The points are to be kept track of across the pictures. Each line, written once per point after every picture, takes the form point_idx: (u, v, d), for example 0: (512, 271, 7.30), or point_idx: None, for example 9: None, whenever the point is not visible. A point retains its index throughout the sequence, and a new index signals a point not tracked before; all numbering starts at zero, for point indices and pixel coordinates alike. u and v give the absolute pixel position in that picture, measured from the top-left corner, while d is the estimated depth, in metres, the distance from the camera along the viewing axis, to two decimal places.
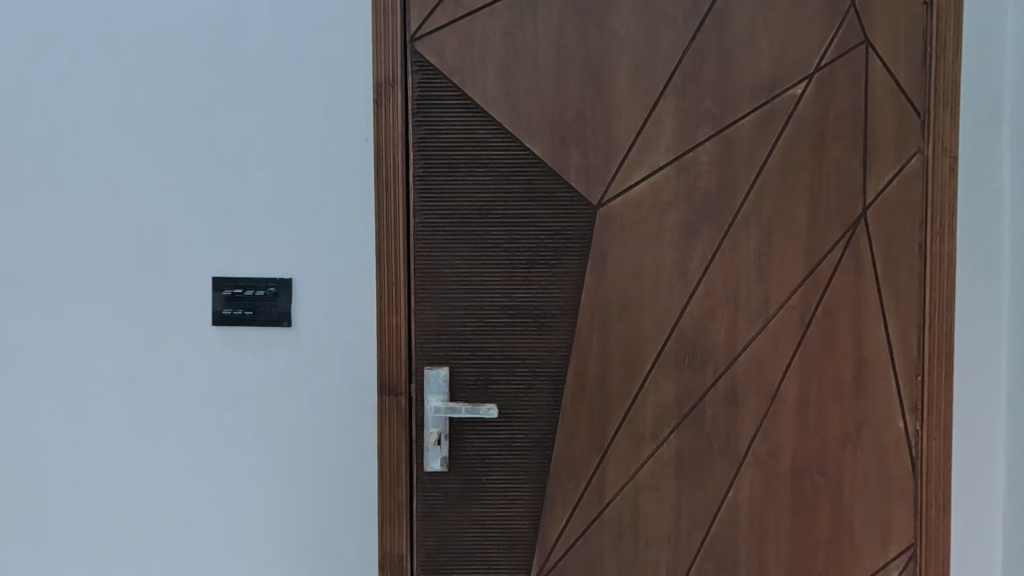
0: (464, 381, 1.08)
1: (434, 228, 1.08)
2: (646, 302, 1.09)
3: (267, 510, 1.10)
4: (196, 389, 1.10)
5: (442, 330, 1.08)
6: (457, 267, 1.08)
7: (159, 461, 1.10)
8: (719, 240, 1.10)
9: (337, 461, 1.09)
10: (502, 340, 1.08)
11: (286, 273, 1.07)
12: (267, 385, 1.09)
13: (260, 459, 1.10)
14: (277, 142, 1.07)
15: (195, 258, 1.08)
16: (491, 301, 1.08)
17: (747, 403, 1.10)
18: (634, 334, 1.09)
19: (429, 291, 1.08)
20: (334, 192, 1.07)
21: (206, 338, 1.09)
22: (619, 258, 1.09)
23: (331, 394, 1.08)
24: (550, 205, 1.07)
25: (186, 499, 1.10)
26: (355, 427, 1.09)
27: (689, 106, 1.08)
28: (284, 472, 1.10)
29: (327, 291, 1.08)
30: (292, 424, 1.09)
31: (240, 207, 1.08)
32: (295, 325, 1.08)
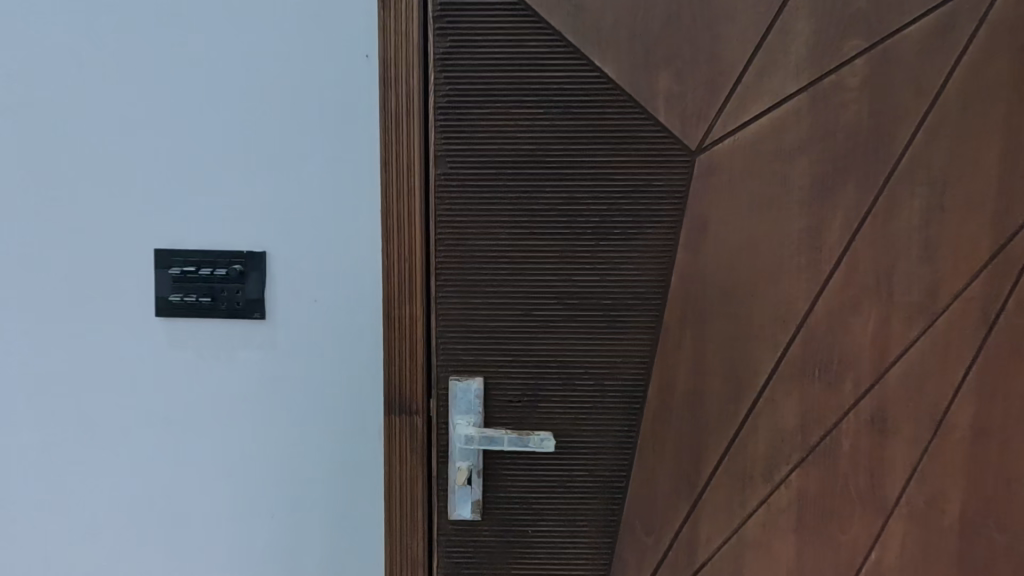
0: (504, 398, 0.78)
1: (462, 182, 0.76)
2: (761, 289, 0.77)
3: (239, 566, 0.82)
4: (138, 404, 0.80)
5: (473, 326, 0.77)
6: (494, 238, 0.76)
7: (93, 500, 0.82)
8: (870, 201, 0.77)
9: (330, 501, 0.80)
10: (559, 343, 0.77)
11: (258, 245, 0.77)
12: (233, 398, 0.79)
13: (226, 496, 0.81)
14: (242, 61, 0.76)
15: (131, 223, 0.78)
16: (543, 287, 0.76)
17: (899, 433, 0.78)
18: (743, 334, 0.78)
19: (455, 273, 0.77)
20: (324, 131, 0.77)
21: (147, 333, 0.79)
22: (726, 228, 0.77)
23: (321, 411, 0.79)
24: (629, 151, 0.76)
25: (131, 550, 0.82)
26: (355, 455, 0.80)
27: (833, 7, 0.74)
28: (258, 513, 0.81)
29: (314, 271, 0.77)
30: (269, 452, 0.80)
31: (192, 152, 0.77)
32: (271, 318, 0.77)
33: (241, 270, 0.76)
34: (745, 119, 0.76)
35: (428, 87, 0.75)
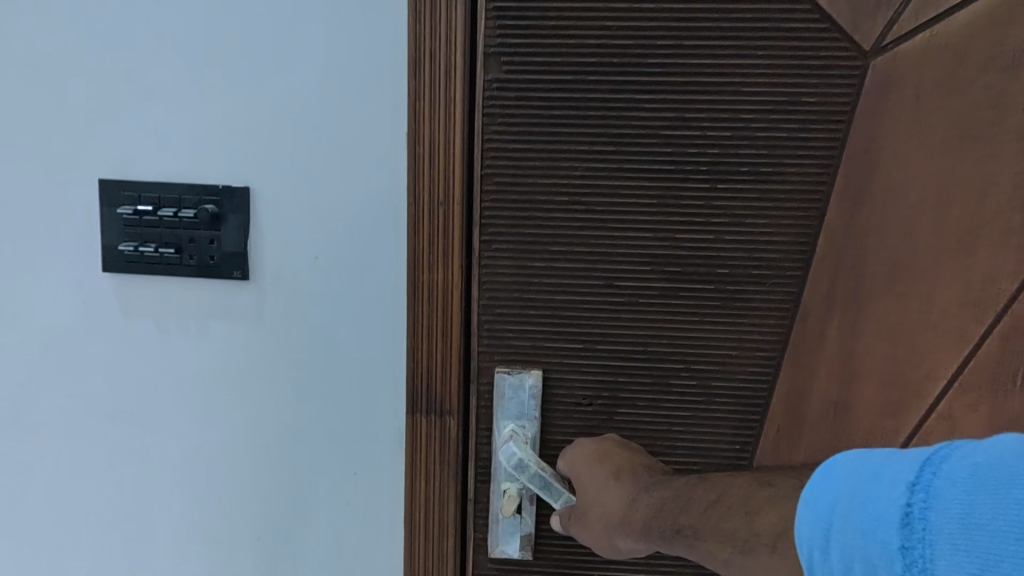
0: (570, 401, 0.61)
1: (519, 99, 0.55)
2: (948, 265, 0.52)
3: None
4: (85, 391, 0.60)
5: (528, 299, 0.58)
6: (565, 181, 0.56)
7: (34, 511, 0.63)
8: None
9: (334, 520, 0.62)
10: (650, 328, 0.60)
11: (240, 179, 0.56)
12: (208, 388, 0.60)
13: (199, 516, 0.62)
14: None
15: (69, 148, 0.57)
16: (631, 254, 0.58)
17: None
18: (914, 328, 0.54)
19: (510, 227, 0.57)
20: (325, 20, 0.54)
21: (94, 300, 0.59)
22: (904, 182, 0.54)
23: (322, 405, 0.59)
24: (763, 71, 0.56)
25: (83, 574, 0.64)
26: (365, 467, 0.60)
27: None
28: (242, 538, 0.63)
29: (315, 216, 0.57)
30: (255, 455, 0.61)
31: (150, 49, 0.55)
32: (257, 280, 0.57)
33: (214, 213, 0.56)
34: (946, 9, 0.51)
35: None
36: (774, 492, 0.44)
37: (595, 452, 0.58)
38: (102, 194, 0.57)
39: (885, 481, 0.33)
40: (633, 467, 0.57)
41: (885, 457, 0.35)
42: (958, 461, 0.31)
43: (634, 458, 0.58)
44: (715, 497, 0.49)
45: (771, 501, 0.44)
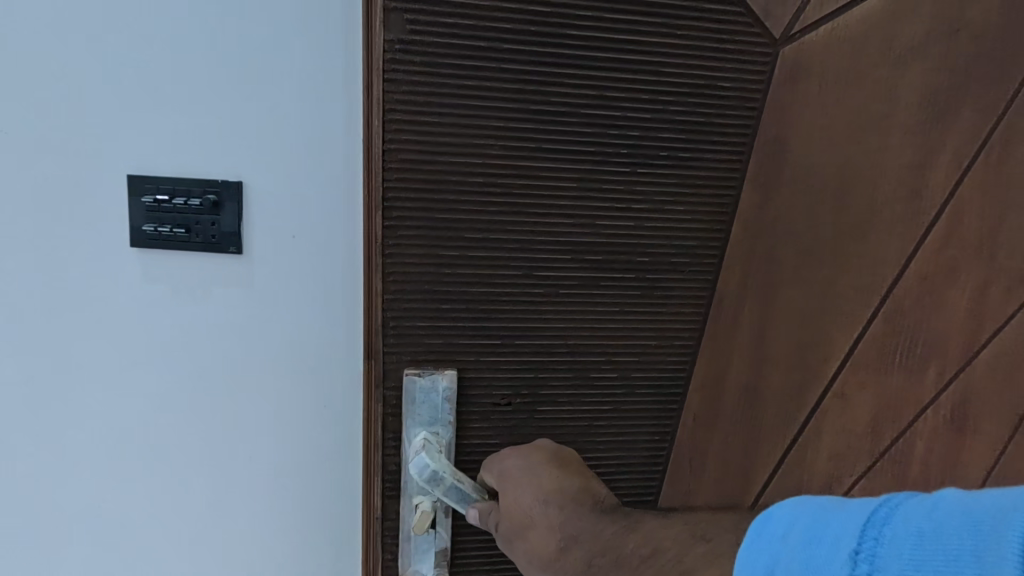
0: (490, 399, 0.79)
1: (415, 100, 0.68)
2: (848, 249, 0.77)
3: (226, 500, 0.83)
4: (115, 336, 0.76)
5: (441, 276, 0.73)
6: (467, 171, 0.70)
7: (69, 429, 0.79)
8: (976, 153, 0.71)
9: (311, 438, 0.82)
10: (557, 322, 0.78)
11: (235, 173, 0.72)
12: (216, 335, 0.77)
13: (210, 433, 0.81)
14: None
15: (101, 141, 0.71)
16: (553, 248, 0.75)
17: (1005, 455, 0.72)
18: (820, 304, 0.79)
19: (416, 209, 0.70)
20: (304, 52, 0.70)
21: (120, 266, 0.74)
22: (800, 189, 0.77)
23: (307, 352, 0.79)
24: (644, 97, 0.73)
25: (113, 482, 0.81)
26: (337, 392, 0.80)
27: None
28: (241, 449, 0.81)
29: (292, 203, 0.73)
30: (254, 391, 0.80)
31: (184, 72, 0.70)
32: (249, 253, 0.74)
33: (215, 201, 0.71)
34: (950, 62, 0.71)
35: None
36: (709, 548, 0.51)
37: (527, 479, 0.71)
38: (127, 185, 0.72)
39: (829, 540, 0.37)
40: (562, 497, 0.67)
41: (826, 512, 0.39)
42: (901, 525, 0.35)
43: (562, 484, 0.69)
44: (648, 550, 0.57)
45: (707, 558, 0.50)
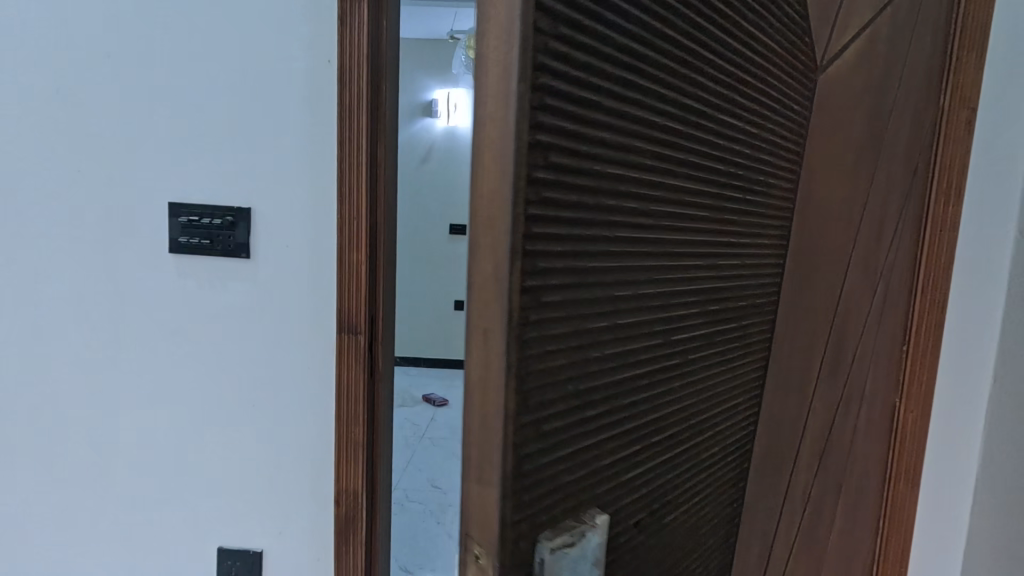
0: (619, 538, 0.45)
1: (570, 76, 0.33)
2: (811, 276, 0.70)
3: (232, 462, 1.01)
4: (157, 322, 0.98)
5: (565, 408, 0.37)
6: (607, 209, 0.38)
7: (122, 405, 1.00)
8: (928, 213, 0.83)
9: (294, 412, 1.00)
10: (690, 411, 0.52)
11: (247, 202, 0.95)
12: (229, 323, 0.98)
13: (220, 405, 1.00)
14: (241, 57, 0.92)
15: (153, 181, 0.95)
16: (691, 288, 0.48)
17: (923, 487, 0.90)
18: (789, 344, 0.70)
19: (567, 265, 0.36)
20: (294, 115, 0.93)
21: (162, 268, 0.97)
22: (812, 209, 0.69)
23: (291, 337, 0.98)
24: (705, 138, 0.45)
25: (146, 441, 1.01)
26: (316, 374, 0.99)
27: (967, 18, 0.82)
28: (243, 420, 1.00)
29: (286, 223, 0.96)
30: (256, 369, 0.99)
31: (215, 125, 0.94)
32: (255, 258, 0.96)
33: (232, 220, 0.95)
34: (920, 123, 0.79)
35: (379, 63, 0.93)
36: None
37: None
38: (170, 209, 0.96)
39: None
40: None
41: None
42: None
43: None
44: None
45: None
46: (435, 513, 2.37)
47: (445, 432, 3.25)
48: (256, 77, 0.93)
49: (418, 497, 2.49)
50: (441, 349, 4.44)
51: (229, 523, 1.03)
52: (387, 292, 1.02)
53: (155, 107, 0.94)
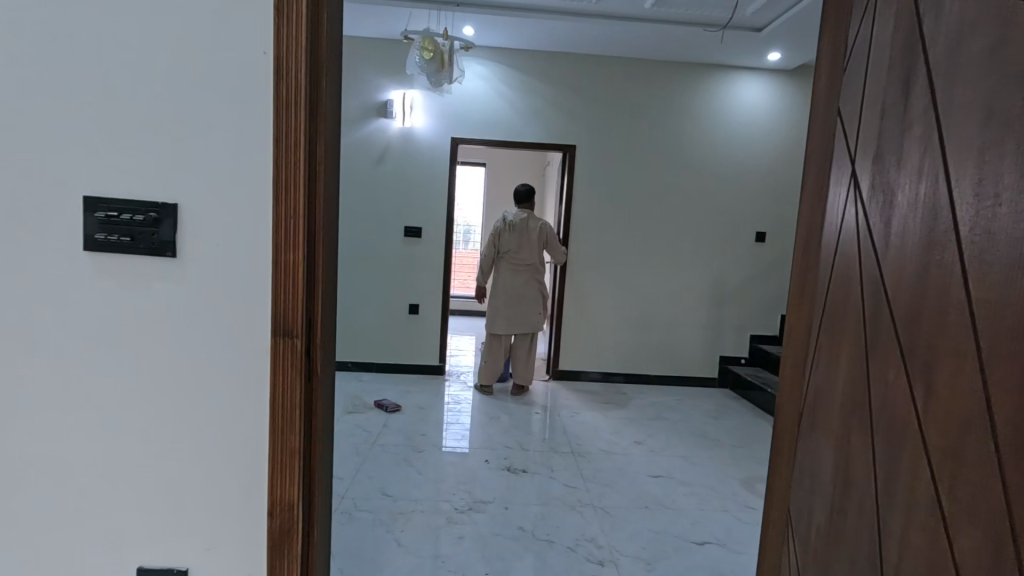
0: None
1: None
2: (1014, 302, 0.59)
3: (158, 473, 0.95)
4: (72, 324, 0.91)
5: None
6: None
7: (34, 416, 0.93)
8: (836, 231, 0.93)
9: (226, 421, 0.94)
10: None
11: (173, 198, 0.90)
12: (152, 325, 0.92)
13: (144, 414, 0.94)
14: (170, 44, 0.87)
15: (68, 173, 0.88)
16: None
17: (776, 458, 1.07)
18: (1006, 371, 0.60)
19: None
20: (227, 109, 0.88)
21: (77, 266, 0.90)
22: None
23: (222, 340, 0.93)
24: None
25: (60, 452, 0.94)
26: (250, 380, 0.94)
27: (838, 67, 0.94)
28: (169, 429, 0.94)
29: (217, 220, 0.91)
30: (183, 375, 0.93)
31: (137, 116, 0.88)
32: (182, 257, 0.91)
33: (156, 216, 0.90)
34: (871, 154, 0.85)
35: (317, 55, 0.90)
36: None
37: None
38: (86, 204, 0.89)
39: None
40: None
41: None
42: None
43: None
44: None
45: None
46: (385, 523, 2.31)
47: (397, 438, 3.18)
48: (183, 66, 0.87)
49: (368, 506, 2.42)
50: (395, 352, 4.36)
51: (156, 539, 0.96)
52: (325, 294, 0.99)
53: (70, 95, 0.87)
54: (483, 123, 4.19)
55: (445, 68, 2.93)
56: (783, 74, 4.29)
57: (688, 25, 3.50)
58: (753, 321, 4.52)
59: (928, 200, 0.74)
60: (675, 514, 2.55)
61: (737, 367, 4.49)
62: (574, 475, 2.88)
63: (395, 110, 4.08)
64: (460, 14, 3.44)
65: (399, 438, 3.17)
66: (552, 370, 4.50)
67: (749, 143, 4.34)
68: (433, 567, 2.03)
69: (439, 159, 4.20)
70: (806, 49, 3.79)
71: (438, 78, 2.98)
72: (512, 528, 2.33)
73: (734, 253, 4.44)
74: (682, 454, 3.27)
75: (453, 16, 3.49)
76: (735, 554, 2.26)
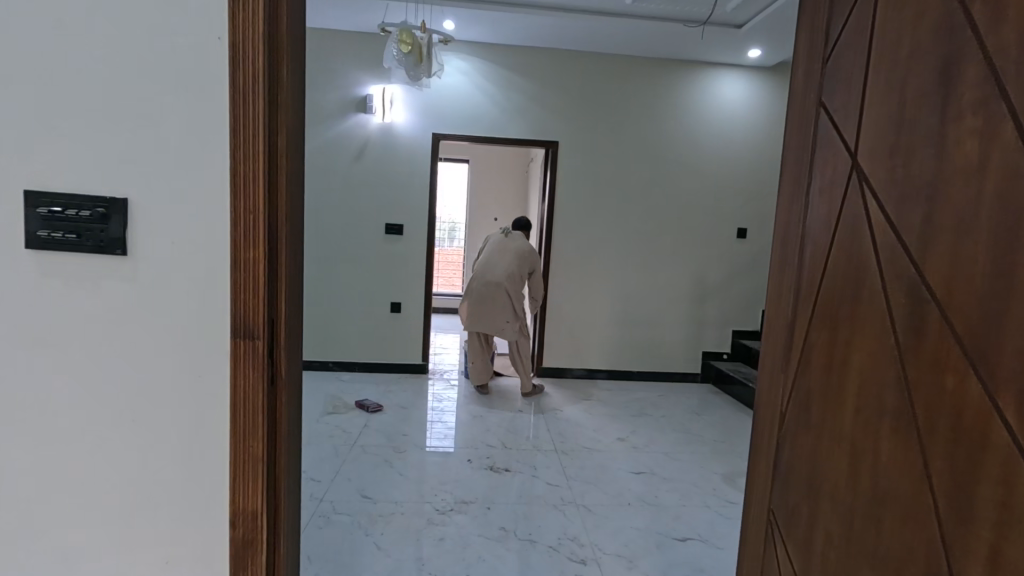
0: None
1: None
2: None
3: (110, 482, 0.90)
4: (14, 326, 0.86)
5: None
6: None
7: None
8: (820, 223, 0.87)
9: (183, 427, 0.90)
10: None
11: (122, 192, 0.85)
12: (101, 328, 0.87)
13: (94, 421, 0.88)
14: (114, 28, 0.82)
15: (5, 166, 0.83)
16: None
17: (758, 453, 1.04)
18: None
19: None
20: (177, 98, 0.84)
21: (20, 265, 0.85)
22: None
23: (177, 343, 0.88)
24: None
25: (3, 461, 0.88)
26: (206, 384, 0.89)
27: (818, 52, 0.91)
28: (121, 437, 0.89)
29: (169, 216, 0.86)
30: (136, 379, 0.88)
31: (81, 105, 0.83)
32: (132, 255, 0.86)
33: (104, 212, 0.85)
34: (891, 143, 0.71)
35: (276, 42, 0.85)
36: None
37: None
38: (27, 199, 0.84)
39: None
40: None
41: None
42: None
43: None
44: None
45: None
46: (364, 526, 2.26)
47: (378, 438, 3.13)
48: (130, 52, 0.82)
49: (346, 510, 2.37)
50: (376, 352, 4.31)
51: (109, 553, 0.91)
52: (290, 293, 0.94)
53: (9, 82, 0.82)
54: (464, 119, 4.14)
55: (423, 61, 2.88)
56: (763, 71, 4.29)
57: (667, 21, 3.48)
58: (735, 317, 4.52)
59: (930, 187, 0.64)
60: (658, 511, 2.53)
61: (720, 363, 4.50)
62: (557, 473, 2.85)
63: (374, 105, 4.01)
64: (438, 7, 3.39)
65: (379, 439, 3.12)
66: (536, 367, 4.47)
67: (730, 139, 4.34)
68: (411, 570, 1.99)
69: (420, 155, 4.14)
70: (785, 46, 3.79)
71: (416, 72, 2.92)
72: (494, 528, 2.29)
73: (716, 249, 4.44)
74: (665, 450, 3.26)
75: (431, 9, 3.43)
76: (717, 549, 2.25)
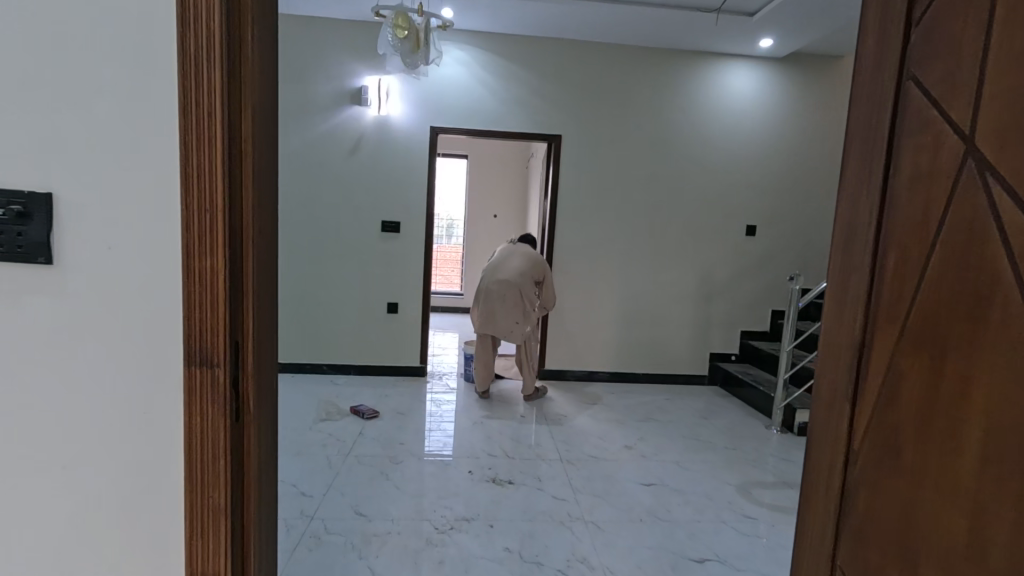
0: None
1: None
2: None
3: (36, 537, 0.74)
4: None
5: None
6: None
7: None
8: (912, 225, 0.71)
9: (126, 474, 0.73)
10: None
11: (44, 185, 0.68)
12: (22, 352, 0.71)
13: (17, 465, 0.72)
14: None
15: None
16: None
17: (813, 494, 0.88)
18: None
19: None
20: (112, 69, 0.67)
21: None
22: None
23: (117, 372, 0.71)
24: None
25: None
26: (153, 422, 0.73)
27: (896, 19, 0.74)
28: (50, 483, 0.73)
29: (103, 215, 0.69)
30: (67, 416, 0.72)
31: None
32: (59, 264, 0.70)
33: (21, 210, 0.68)
34: None
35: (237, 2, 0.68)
36: None
37: None
38: None
39: None
40: None
41: None
42: None
43: None
44: None
45: None
46: (358, 547, 2.10)
47: (373, 448, 2.97)
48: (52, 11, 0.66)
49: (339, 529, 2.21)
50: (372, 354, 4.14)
51: None
52: (260, 310, 0.78)
53: None
54: (462, 112, 3.97)
55: (420, 48, 2.71)
56: (774, 62, 4.12)
57: (678, 8, 3.31)
58: (743, 317, 4.37)
59: None
60: (672, 528, 2.38)
61: (727, 364, 4.38)
62: (564, 485, 2.70)
63: (370, 96, 3.84)
64: None
65: (375, 449, 2.96)
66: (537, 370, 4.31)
67: (740, 134, 4.18)
68: None
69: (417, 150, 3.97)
70: (800, 36, 3.62)
71: (413, 60, 2.76)
72: (498, 549, 2.14)
73: (725, 247, 4.28)
74: (675, 459, 3.10)
75: None
76: (737, 571, 2.10)
